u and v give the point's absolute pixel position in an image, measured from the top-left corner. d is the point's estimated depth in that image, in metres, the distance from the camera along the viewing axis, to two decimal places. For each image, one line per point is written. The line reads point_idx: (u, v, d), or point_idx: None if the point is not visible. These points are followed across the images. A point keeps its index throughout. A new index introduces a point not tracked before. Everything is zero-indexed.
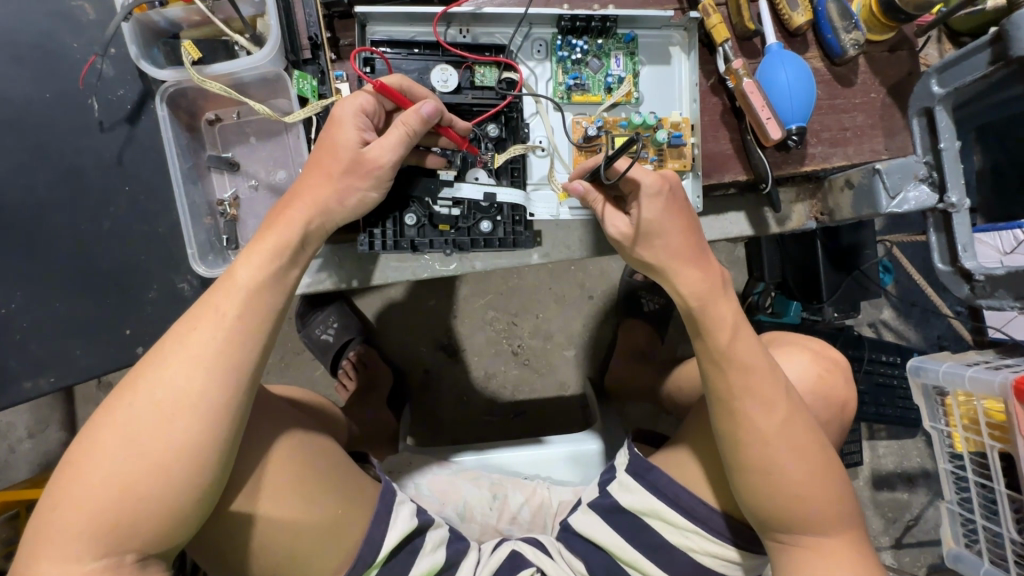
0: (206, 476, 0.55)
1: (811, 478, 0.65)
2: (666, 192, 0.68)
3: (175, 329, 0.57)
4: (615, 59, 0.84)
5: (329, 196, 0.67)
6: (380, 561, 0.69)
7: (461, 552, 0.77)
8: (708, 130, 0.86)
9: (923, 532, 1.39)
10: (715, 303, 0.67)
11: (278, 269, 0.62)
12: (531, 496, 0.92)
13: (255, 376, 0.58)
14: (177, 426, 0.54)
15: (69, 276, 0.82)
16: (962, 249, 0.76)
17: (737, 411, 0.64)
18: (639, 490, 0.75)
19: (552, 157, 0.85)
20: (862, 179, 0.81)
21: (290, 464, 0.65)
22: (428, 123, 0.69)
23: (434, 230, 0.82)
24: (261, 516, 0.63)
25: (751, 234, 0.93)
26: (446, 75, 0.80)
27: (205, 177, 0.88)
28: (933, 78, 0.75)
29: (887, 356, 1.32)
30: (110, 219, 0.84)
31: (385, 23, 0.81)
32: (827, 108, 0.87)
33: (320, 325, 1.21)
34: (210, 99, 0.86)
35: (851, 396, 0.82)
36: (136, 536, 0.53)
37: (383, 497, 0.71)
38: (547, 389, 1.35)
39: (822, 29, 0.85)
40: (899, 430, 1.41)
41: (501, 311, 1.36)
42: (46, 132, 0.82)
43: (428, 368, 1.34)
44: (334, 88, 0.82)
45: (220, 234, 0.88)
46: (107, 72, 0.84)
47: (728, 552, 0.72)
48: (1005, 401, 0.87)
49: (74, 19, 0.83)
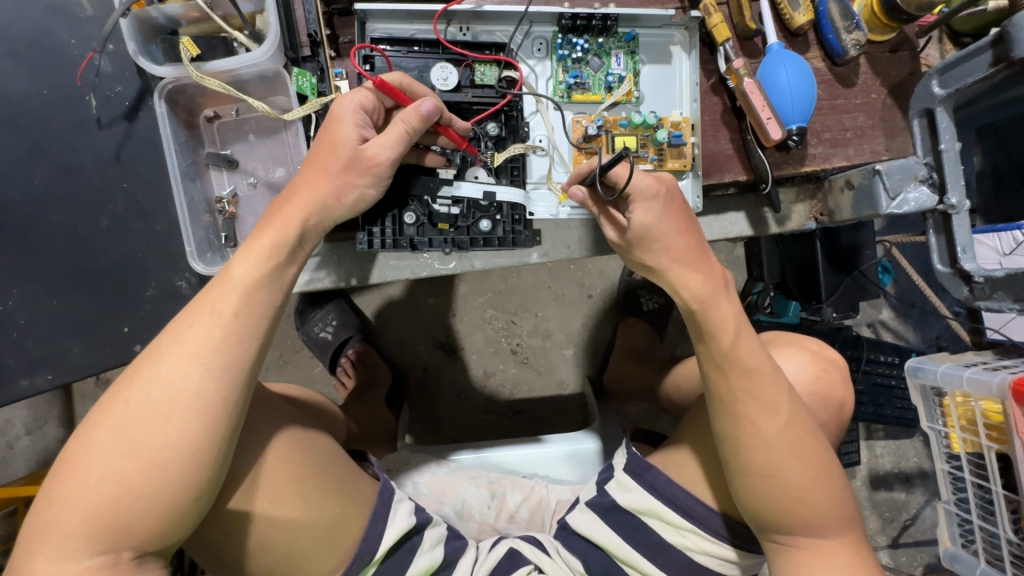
0: (201, 474, 0.55)
1: (811, 480, 0.65)
2: (664, 195, 0.68)
3: (171, 327, 0.56)
4: (615, 58, 0.84)
5: (328, 193, 0.67)
6: (379, 559, 0.69)
7: (460, 550, 0.77)
8: (708, 130, 0.86)
9: (920, 532, 1.40)
10: (714, 304, 0.67)
11: (275, 268, 0.61)
12: (529, 495, 0.93)
13: (252, 374, 0.58)
14: (172, 425, 0.53)
15: (67, 274, 0.82)
16: (961, 250, 0.76)
17: (740, 413, 0.64)
18: (637, 489, 0.75)
19: (551, 156, 0.85)
20: (862, 180, 0.82)
21: (288, 461, 0.65)
22: (428, 120, 0.69)
23: (434, 229, 0.82)
24: (258, 514, 0.63)
25: (750, 234, 0.93)
26: (446, 73, 0.80)
27: (204, 174, 0.87)
28: (935, 78, 0.74)
29: (885, 356, 1.32)
30: (108, 216, 0.84)
31: (385, 20, 0.80)
32: (828, 108, 0.87)
33: (319, 323, 1.22)
34: (208, 96, 0.85)
35: (849, 397, 0.82)
36: (133, 533, 0.53)
37: (382, 495, 0.71)
38: (547, 388, 1.35)
39: (823, 29, 0.85)
40: (897, 431, 1.41)
41: (500, 310, 1.36)
42: (44, 128, 0.81)
43: (427, 367, 1.34)
44: (334, 86, 0.82)
45: (219, 232, 0.87)
46: (105, 68, 0.83)
47: (728, 552, 0.72)
48: (1003, 402, 0.87)
49: (72, 15, 0.83)
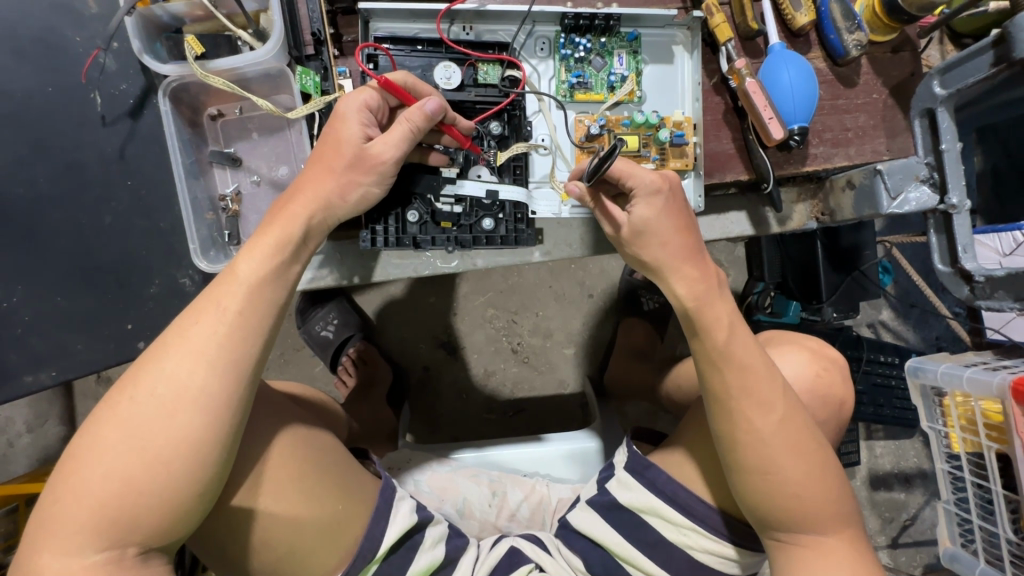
0: (206, 471, 0.55)
1: (808, 477, 0.65)
2: (667, 190, 0.69)
3: (176, 324, 0.57)
4: (617, 57, 0.85)
5: (331, 191, 0.67)
6: (381, 557, 0.69)
7: (461, 548, 0.77)
8: (710, 129, 0.86)
9: (919, 532, 1.40)
10: (712, 302, 0.68)
11: (279, 266, 0.62)
12: (530, 493, 0.93)
13: (256, 371, 0.58)
14: (177, 422, 0.54)
15: (70, 271, 0.82)
16: (962, 250, 0.76)
17: (734, 410, 0.65)
18: (637, 488, 0.75)
19: (554, 155, 0.85)
20: (863, 180, 0.82)
21: (291, 458, 0.66)
22: (432, 119, 0.69)
23: (436, 227, 0.83)
24: (261, 512, 0.63)
25: (751, 234, 0.93)
26: (449, 72, 0.80)
27: (207, 173, 0.88)
28: (936, 78, 0.74)
29: (885, 356, 1.32)
30: (112, 214, 0.84)
31: (388, 19, 0.81)
32: (829, 108, 0.87)
33: (320, 321, 1.22)
34: (211, 95, 0.85)
35: (848, 396, 0.82)
36: (137, 530, 0.53)
37: (383, 493, 0.71)
38: (547, 387, 1.35)
39: (825, 30, 0.85)
40: (897, 431, 1.42)
41: (501, 309, 1.36)
42: (48, 126, 0.82)
43: (427, 366, 1.34)
44: (337, 85, 0.82)
45: (222, 230, 0.88)
46: (109, 66, 0.84)
47: (728, 551, 0.72)
48: (1003, 402, 0.87)
49: (76, 13, 0.83)
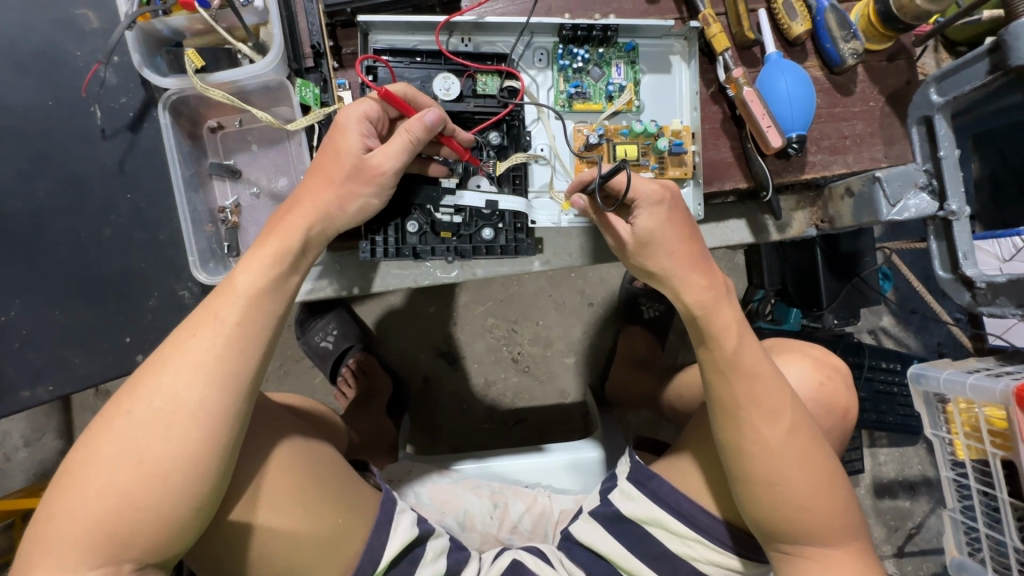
0: (204, 484, 0.54)
1: (814, 488, 0.64)
2: (668, 201, 0.69)
3: (174, 337, 0.56)
4: (616, 67, 0.85)
5: (331, 202, 0.68)
6: (381, 571, 0.68)
7: (462, 561, 0.76)
8: (709, 138, 0.86)
9: (925, 541, 1.39)
10: (719, 309, 0.67)
11: (278, 277, 0.61)
12: (532, 505, 0.92)
13: (255, 382, 0.58)
14: (174, 435, 0.53)
15: (69, 284, 0.82)
16: (963, 256, 0.76)
17: (741, 419, 0.64)
18: (640, 498, 0.74)
19: (553, 165, 0.85)
20: (862, 187, 0.81)
21: (290, 471, 0.65)
22: (432, 131, 0.70)
23: (436, 238, 0.82)
24: (260, 526, 0.63)
25: (751, 242, 0.93)
26: (448, 83, 0.80)
27: (207, 185, 0.88)
28: (932, 87, 0.75)
29: (888, 363, 1.32)
30: (111, 226, 0.84)
31: (386, 31, 0.81)
32: (826, 116, 0.88)
33: (320, 332, 1.22)
34: (211, 107, 0.85)
35: (852, 404, 0.82)
36: (134, 545, 0.52)
37: (384, 506, 0.70)
38: (549, 397, 1.34)
39: (821, 39, 0.86)
40: (899, 438, 1.41)
41: (501, 318, 1.35)
42: (48, 140, 0.82)
43: (428, 376, 1.33)
44: (336, 97, 0.81)
45: (221, 242, 0.87)
46: (109, 80, 0.84)
47: (731, 562, 0.71)
48: (1007, 408, 0.87)
49: (77, 28, 0.84)
